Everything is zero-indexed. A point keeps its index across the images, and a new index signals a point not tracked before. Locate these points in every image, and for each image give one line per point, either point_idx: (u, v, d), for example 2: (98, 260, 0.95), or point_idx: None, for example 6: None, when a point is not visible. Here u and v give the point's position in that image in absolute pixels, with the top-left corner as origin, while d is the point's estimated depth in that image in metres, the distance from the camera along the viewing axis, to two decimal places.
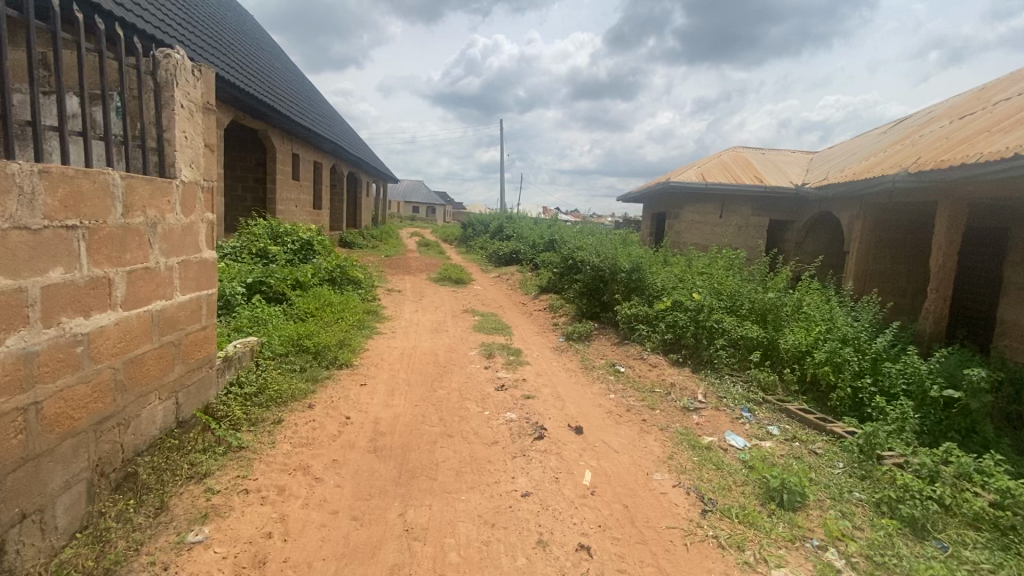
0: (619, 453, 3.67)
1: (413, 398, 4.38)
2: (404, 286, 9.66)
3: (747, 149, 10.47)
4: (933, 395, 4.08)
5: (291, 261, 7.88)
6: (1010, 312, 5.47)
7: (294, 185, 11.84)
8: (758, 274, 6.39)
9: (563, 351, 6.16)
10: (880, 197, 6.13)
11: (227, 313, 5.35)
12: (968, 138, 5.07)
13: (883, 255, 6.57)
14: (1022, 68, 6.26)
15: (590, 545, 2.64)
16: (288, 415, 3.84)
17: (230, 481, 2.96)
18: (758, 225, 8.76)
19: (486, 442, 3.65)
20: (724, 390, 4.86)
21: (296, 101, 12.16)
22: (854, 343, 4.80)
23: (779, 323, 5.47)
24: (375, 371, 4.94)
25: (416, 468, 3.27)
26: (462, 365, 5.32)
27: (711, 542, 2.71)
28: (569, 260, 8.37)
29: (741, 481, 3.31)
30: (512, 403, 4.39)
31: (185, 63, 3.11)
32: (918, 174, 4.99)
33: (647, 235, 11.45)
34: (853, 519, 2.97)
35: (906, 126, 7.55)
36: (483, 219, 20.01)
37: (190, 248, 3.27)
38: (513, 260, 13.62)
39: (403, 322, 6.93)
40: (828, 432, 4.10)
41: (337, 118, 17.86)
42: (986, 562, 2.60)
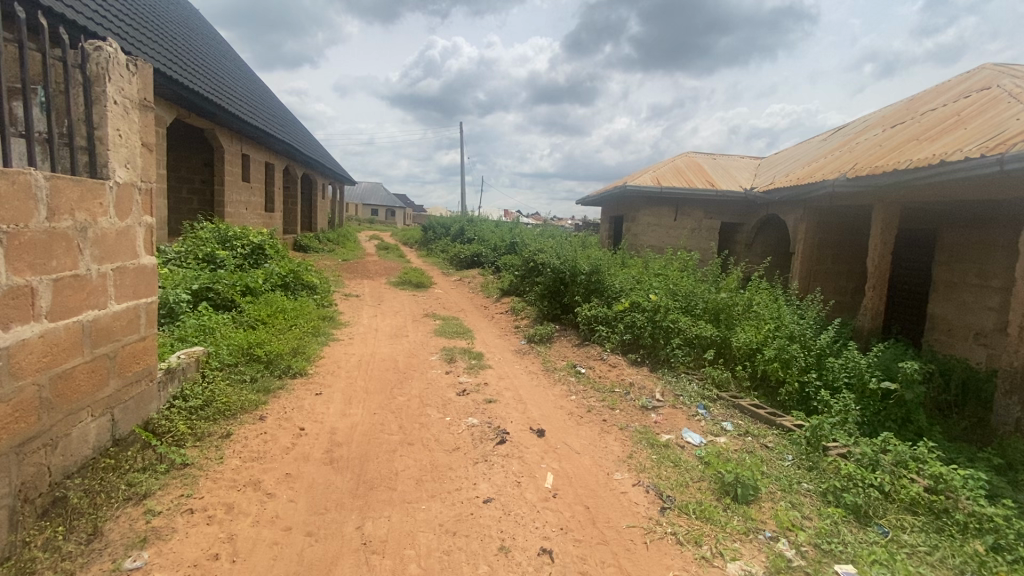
0: (581, 454, 3.69)
1: (371, 407, 4.26)
2: (363, 291, 9.42)
3: (699, 154, 10.84)
4: (872, 387, 4.32)
5: (240, 267, 7.55)
6: (938, 308, 5.94)
7: (244, 186, 11.35)
8: (711, 274, 6.59)
9: (525, 353, 6.16)
10: (821, 201, 6.46)
11: (170, 321, 5.06)
12: (899, 146, 5.41)
13: (825, 256, 6.93)
14: (946, 81, 6.76)
15: (552, 549, 2.64)
16: (238, 428, 3.66)
17: (173, 501, 2.79)
18: (710, 227, 9.06)
19: (447, 449, 3.59)
20: (681, 389, 4.98)
21: (246, 99, 11.68)
22: (800, 340, 5.01)
23: (731, 323, 5.67)
24: (332, 379, 4.78)
25: (375, 478, 3.18)
26: (423, 370, 5.23)
27: (670, 539, 2.76)
28: (531, 262, 8.40)
29: (697, 477, 3.39)
30: (474, 408, 4.35)
31: (118, 56, 2.93)
32: (856, 178, 5.29)
33: (605, 238, 11.64)
34: (802, 509, 3.10)
35: (844, 134, 8.00)
36: (443, 223, 19.76)
37: (127, 253, 3.07)
38: (475, 262, 13.57)
39: (361, 328, 6.75)
40: (777, 426, 4.27)
41: (290, 118, 17.31)
42: (924, 545, 2.77)
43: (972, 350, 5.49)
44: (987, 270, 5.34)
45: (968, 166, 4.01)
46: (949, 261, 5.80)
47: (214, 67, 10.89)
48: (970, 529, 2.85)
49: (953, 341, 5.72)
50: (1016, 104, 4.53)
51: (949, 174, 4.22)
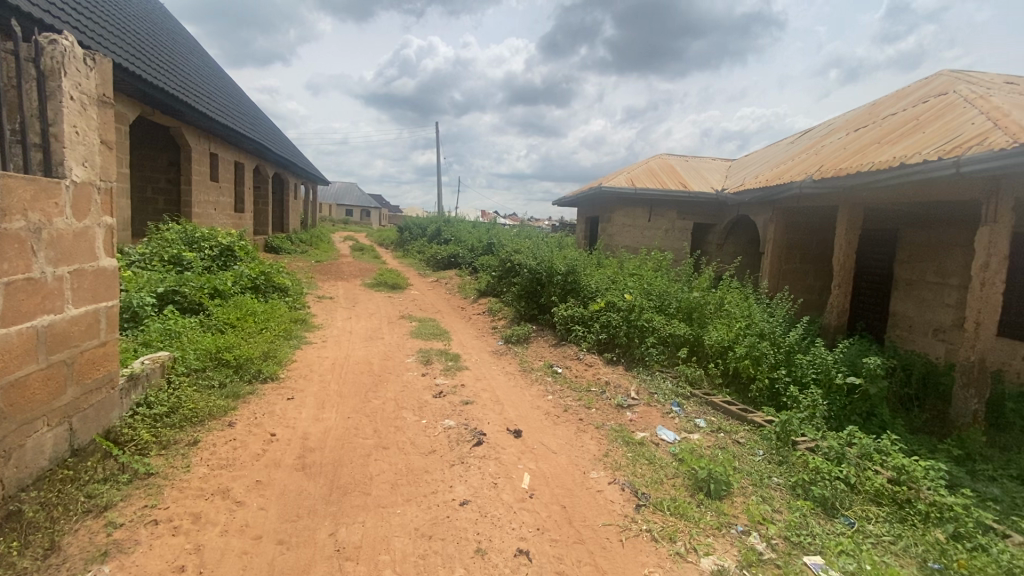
0: (557, 454, 3.70)
1: (345, 411, 4.18)
2: (337, 293, 9.27)
3: (672, 155, 11.02)
4: (839, 382, 4.46)
5: (208, 269, 7.34)
6: (900, 305, 6.17)
7: (212, 186, 11.04)
8: (685, 274, 6.70)
9: (502, 354, 6.15)
10: (790, 202, 6.63)
11: (133, 326, 4.88)
12: (862, 149, 5.60)
13: (793, 255, 7.12)
14: (906, 87, 7.02)
15: (528, 550, 2.63)
16: (206, 435, 3.55)
17: (136, 513, 2.68)
18: (683, 228, 9.22)
19: (423, 452, 3.56)
20: (655, 386, 5.05)
21: (214, 96, 11.37)
22: (770, 338, 5.13)
23: (704, 321, 5.77)
24: (304, 384, 4.68)
25: (349, 484, 3.13)
26: (398, 373, 5.17)
27: (645, 536, 2.79)
28: (508, 263, 8.41)
29: (671, 474, 3.44)
30: (451, 410, 4.32)
31: (75, 50, 2.81)
32: (821, 180, 5.45)
33: (582, 238, 11.72)
34: (773, 502, 3.17)
35: (810, 137, 8.24)
36: (420, 223, 19.60)
37: (85, 255, 2.94)
38: (451, 263, 13.50)
39: (335, 330, 6.64)
40: (749, 422, 4.36)
41: (261, 117, 16.94)
42: (887, 535, 2.87)
43: (932, 345, 5.73)
44: (944, 269, 5.57)
45: (926, 168, 4.17)
46: (910, 260, 6.03)
47: (180, 63, 10.57)
48: (931, 518, 2.96)
49: (914, 337, 5.95)
50: (970, 109, 4.74)
51: (908, 176, 4.39)
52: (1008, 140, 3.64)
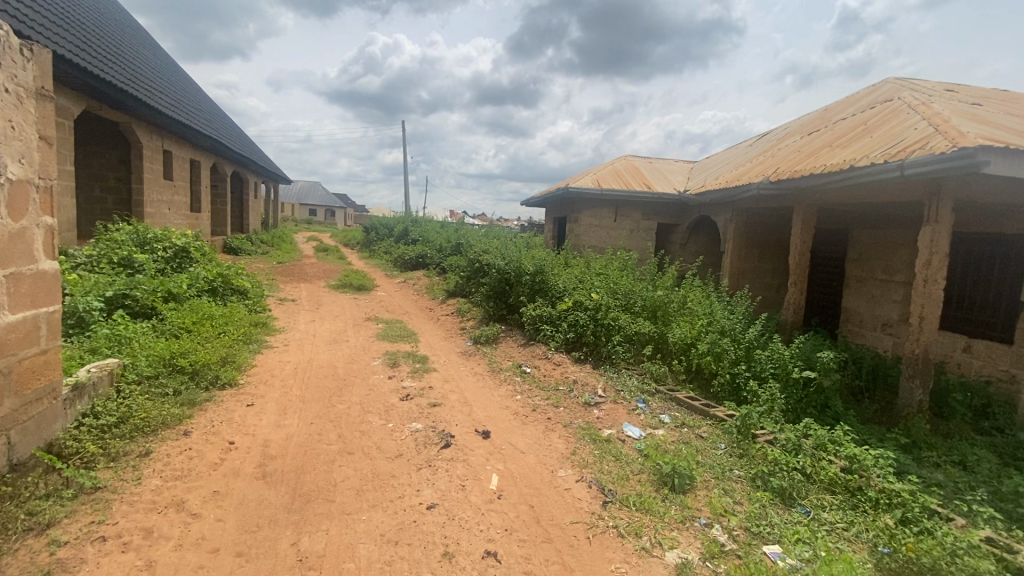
0: (526, 454, 3.70)
1: (308, 416, 4.08)
2: (300, 295, 9.03)
3: (637, 157, 11.21)
4: (795, 376, 4.64)
5: (161, 271, 7.04)
6: (851, 301, 6.47)
7: (166, 185, 10.58)
8: (649, 273, 6.82)
9: (471, 355, 6.12)
10: (748, 203, 6.84)
11: (79, 332, 4.63)
12: (815, 152, 5.83)
13: (752, 254, 7.37)
14: (855, 93, 7.36)
15: (496, 551, 2.63)
16: (159, 445, 3.40)
17: (82, 530, 2.54)
18: (648, 228, 9.40)
19: (390, 456, 3.50)
20: (621, 384, 5.14)
21: (168, 91, 10.90)
22: (731, 334, 5.28)
23: (668, 319, 5.89)
24: (265, 389, 4.53)
25: (312, 491, 3.05)
26: (364, 376, 5.07)
27: (612, 533, 2.82)
28: (476, 263, 8.38)
29: (637, 470, 3.50)
30: (418, 413, 4.27)
31: (10, 40, 2.64)
32: (778, 182, 5.65)
33: (550, 239, 11.79)
34: (734, 494, 3.27)
35: (767, 140, 8.53)
36: (387, 223, 19.32)
37: (23, 257, 2.77)
38: (419, 264, 13.36)
39: (298, 333, 6.47)
40: (711, 416, 4.49)
41: (219, 113, 16.34)
42: (841, 521, 3.00)
43: (880, 339, 6.02)
44: (891, 267, 5.87)
45: (873, 170, 4.38)
46: (860, 258, 6.33)
47: (130, 56, 10.08)
48: (880, 504, 3.10)
49: (864, 331, 6.24)
50: (913, 115, 5.00)
51: (857, 178, 4.59)
52: (948, 144, 3.86)
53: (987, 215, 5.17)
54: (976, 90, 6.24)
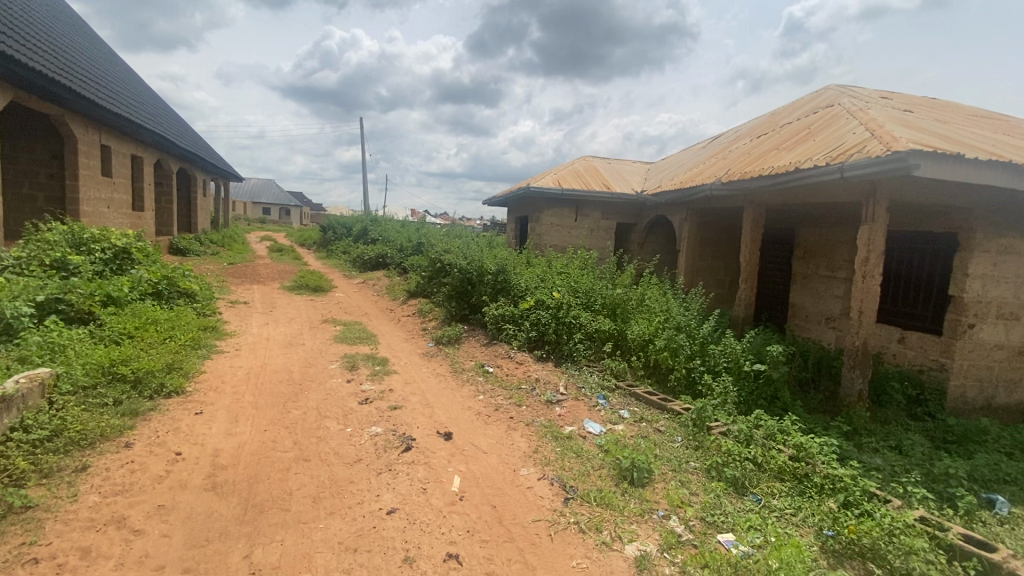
0: (488, 454, 3.70)
1: (262, 423, 3.93)
2: (253, 297, 8.69)
3: (597, 157, 11.38)
4: (747, 369, 4.83)
5: (99, 273, 6.63)
6: (797, 297, 6.80)
7: (104, 182, 9.95)
8: (609, 271, 6.92)
9: (432, 356, 6.06)
10: (702, 203, 7.06)
11: (6, 340, 4.29)
12: (764, 154, 6.09)
13: (706, 252, 7.63)
14: (799, 99, 7.72)
15: (457, 553, 2.61)
16: (97, 459, 3.19)
17: (11, 552, 2.36)
18: (607, 227, 9.57)
19: (348, 462, 3.42)
20: (583, 380, 5.22)
21: (106, 82, 10.27)
22: (686, 330, 5.44)
23: (627, 316, 6.01)
24: (215, 397, 4.33)
25: (265, 501, 2.94)
26: (321, 380, 4.93)
27: (573, 529, 2.86)
28: (437, 263, 8.30)
29: (598, 465, 3.55)
30: (378, 417, 4.19)
31: None
32: (729, 183, 5.85)
33: (512, 238, 11.81)
34: (690, 486, 3.37)
35: (719, 143, 8.84)
36: (344, 222, 18.85)
37: None
38: (379, 263, 13.12)
39: (250, 337, 6.22)
40: (668, 410, 4.61)
41: (163, 107, 15.52)
42: (789, 507, 3.15)
43: (824, 332, 6.35)
44: (834, 264, 6.21)
45: (817, 172, 4.61)
46: (806, 256, 6.65)
47: (63, 45, 9.43)
48: (825, 489, 3.26)
49: (810, 325, 6.57)
50: (851, 121, 5.28)
51: (802, 180, 4.81)
52: (882, 148, 4.10)
53: (918, 215, 5.54)
54: (908, 97, 6.66)
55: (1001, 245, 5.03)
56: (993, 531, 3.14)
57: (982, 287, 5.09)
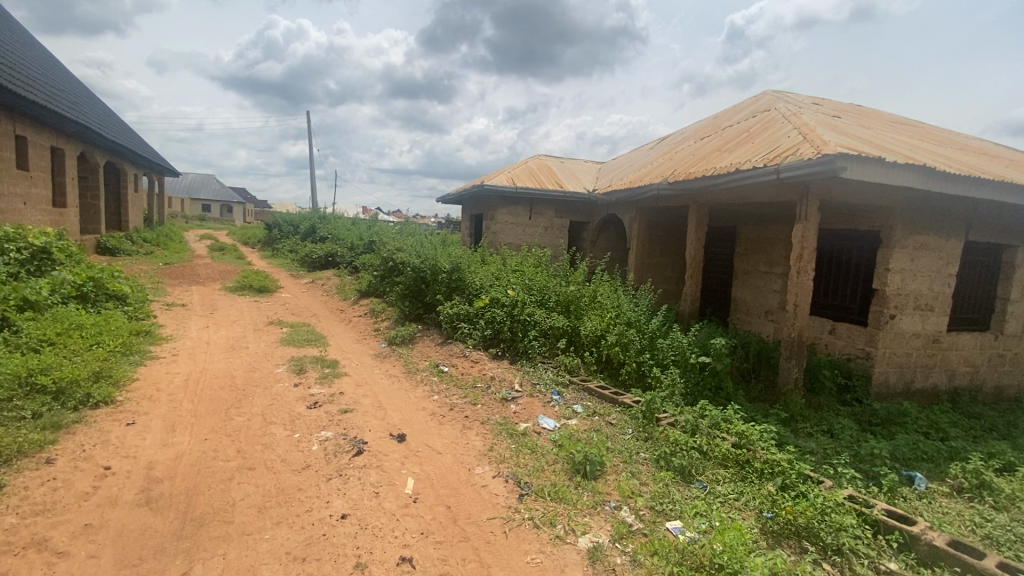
0: (442, 454, 3.67)
1: (201, 432, 3.73)
2: (191, 299, 8.23)
3: (550, 156, 11.52)
4: (693, 361, 5.01)
5: (15, 275, 6.09)
6: (739, 292, 7.13)
7: (20, 175, 9.14)
8: (562, 269, 7.02)
9: (386, 357, 5.94)
10: (650, 202, 7.27)
11: None
12: (707, 155, 6.35)
13: (654, 250, 7.88)
14: (739, 103, 8.10)
15: (411, 556, 2.58)
16: (13, 477, 2.93)
17: None
18: (561, 226, 9.70)
19: (296, 469, 3.30)
20: (537, 377, 5.27)
21: (22, 67, 9.45)
22: (636, 325, 5.60)
23: (580, 312, 6.11)
24: (149, 406, 4.07)
25: (205, 514, 2.79)
26: (267, 385, 4.73)
27: (528, 524, 2.89)
28: (389, 261, 8.12)
29: (552, 460, 3.61)
30: (328, 421, 4.07)
31: None
32: (675, 183, 6.07)
33: (466, 236, 11.74)
34: (640, 476, 3.47)
35: (666, 144, 9.15)
36: (291, 220, 18.13)
37: None
38: (329, 262, 12.72)
39: (189, 342, 5.89)
40: (619, 403, 4.74)
41: (88, 95, 14.42)
42: (732, 493, 3.31)
43: (764, 325, 6.69)
44: (772, 260, 6.56)
45: (755, 173, 4.85)
46: (746, 252, 6.99)
47: None
48: (764, 473, 3.44)
49: (751, 319, 6.91)
50: (785, 125, 5.60)
51: (742, 180, 5.05)
52: (813, 151, 4.36)
53: (846, 214, 5.93)
54: (836, 104, 7.12)
55: (916, 242, 5.47)
56: (912, 505, 3.42)
57: (901, 280, 5.50)
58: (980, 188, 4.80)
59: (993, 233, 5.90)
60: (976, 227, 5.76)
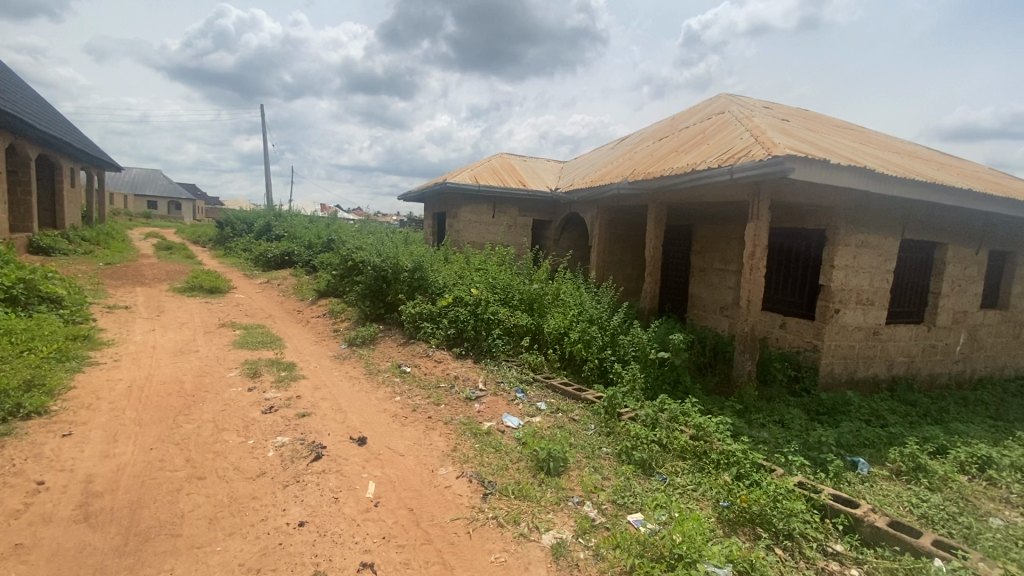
0: (405, 456, 3.62)
1: (147, 441, 3.53)
2: (135, 301, 7.79)
3: (512, 154, 11.52)
4: (653, 356, 5.13)
5: None
6: (696, 289, 7.35)
7: None
8: (525, 267, 7.04)
9: (345, 358, 5.79)
10: (611, 201, 7.38)
11: None
12: (665, 155, 6.51)
13: (615, 249, 8.02)
14: (696, 106, 8.33)
15: (373, 562, 2.52)
16: None
17: None
18: (524, 224, 9.73)
19: (250, 477, 3.18)
20: (502, 375, 5.28)
21: None
22: (598, 322, 5.69)
23: (543, 310, 6.15)
24: (87, 415, 3.83)
25: (150, 528, 2.65)
26: (218, 390, 4.53)
27: (491, 523, 2.88)
28: (348, 260, 7.91)
29: (516, 458, 3.61)
30: (284, 426, 3.93)
31: None
32: (634, 182, 6.20)
33: (429, 235, 11.60)
34: (602, 471, 3.53)
35: (626, 144, 9.32)
36: (245, 217, 17.43)
37: None
38: (285, 262, 12.31)
39: (133, 346, 5.57)
40: (582, 399, 4.79)
41: (16, 83, 13.44)
42: (690, 484, 3.40)
43: (719, 320, 6.92)
44: (726, 258, 6.79)
45: (710, 174, 5.00)
46: (702, 250, 7.20)
47: None
48: (720, 464, 3.55)
49: (707, 314, 7.13)
50: (738, 127, 5.80)
51: (697, 180, 5.21)
52: (764, 153, 4.54)
53: (795, 214, 6.20)
54: (785, 108, 7.43)
55: (858, 240, 5.77)
56: (856, 488, 3.62)
57: (845, 277, 5.80)
58: (914, 190, 5.11)
59: (926, 232, 6.30)
60: (911, 226, 6.14)
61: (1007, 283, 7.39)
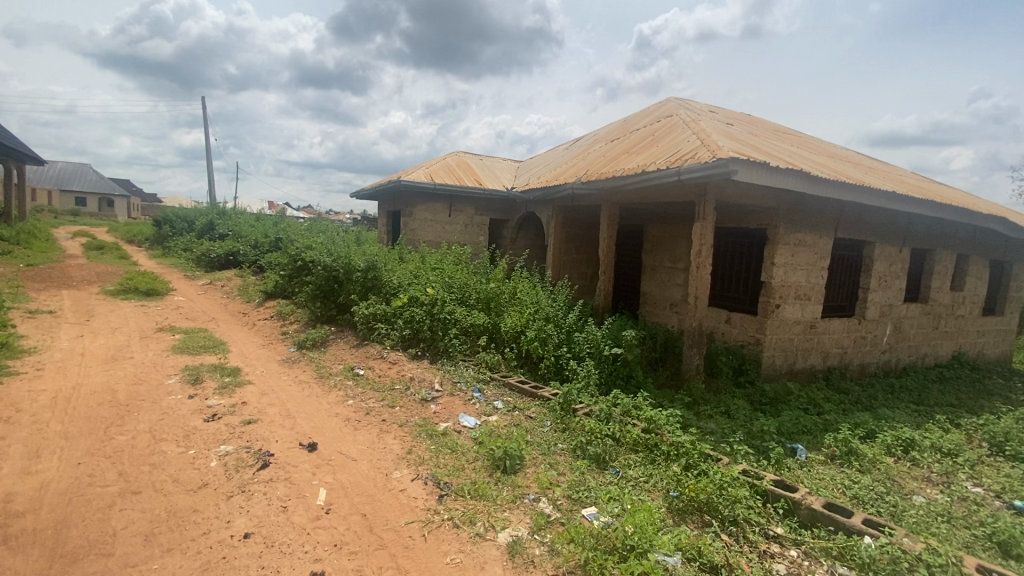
0: (358, 461, 3.53)
1: (74, 455, 3.29)
2: (60, 306, 7.23)
3: (468, 153, 11.48)
4: (607, 353, 5.25)
5: None
6: (648, 287, 7.56)
7: None
8: (482, 267, 7.04)
9: (295, 362, 5.59)
10: (565, 201, 7.48)
11: None
12: (618, 156, 6.67)
13: (570, 248, 8.14)
14: (647, 108, 8.57)
15: (323, 570, 2.46)
16: None
17: None
18: (480, 223, 9.71)
19: (190, 489, 3.02)
20: (458, 375, 5.25)
21: None
22: (554, 320, 5.78)
23: (500, 309, 6.16)
24: (5, 430, 3.52)
25: (78, 549, 2.47)
26: (155, 399, 4.27)
27: (447, 525, 2.86)
28: (297, 260, 7.64)
29: (472, 458, 3.61)
30: (228, 434, 3.75)
31: None
32: (588, 182, 6.31)
33: (384, 234, 11.37)
34: (558, 467, 3.57)
35: (581, 145, 9.48)
36: (185, 215, 16.52)
37: None
38: (230, 262, 11.76)
39: (59, 353, 5.17)
40: (538, 397, 4.84)
41: None
42: (642, 476, 3.50)
43: (670, 317, 7.14)
44: (676, 257, 7.02)
45: (660, 175, 5.15)
46: (654, 249, 7.41)
47: None
48: (670, 455, 3.66)
49: (658, 311, 7.34)
50: (686, 130, 6.01)
51: (648, 181, 5.35)
52: (709, 155, 4.72)
53: (739, 215, 6.48)
54: (730, 112, 7.75)
55: (797, 239, 6.11)
56: (795, 473, 3.84)
57: (785, 274, 6.12)
58: (844, 192, 5.45)
59: (856, 232, 6.74)
60: (843, 225, 6.55)
61: (927, 278, 8.01)
